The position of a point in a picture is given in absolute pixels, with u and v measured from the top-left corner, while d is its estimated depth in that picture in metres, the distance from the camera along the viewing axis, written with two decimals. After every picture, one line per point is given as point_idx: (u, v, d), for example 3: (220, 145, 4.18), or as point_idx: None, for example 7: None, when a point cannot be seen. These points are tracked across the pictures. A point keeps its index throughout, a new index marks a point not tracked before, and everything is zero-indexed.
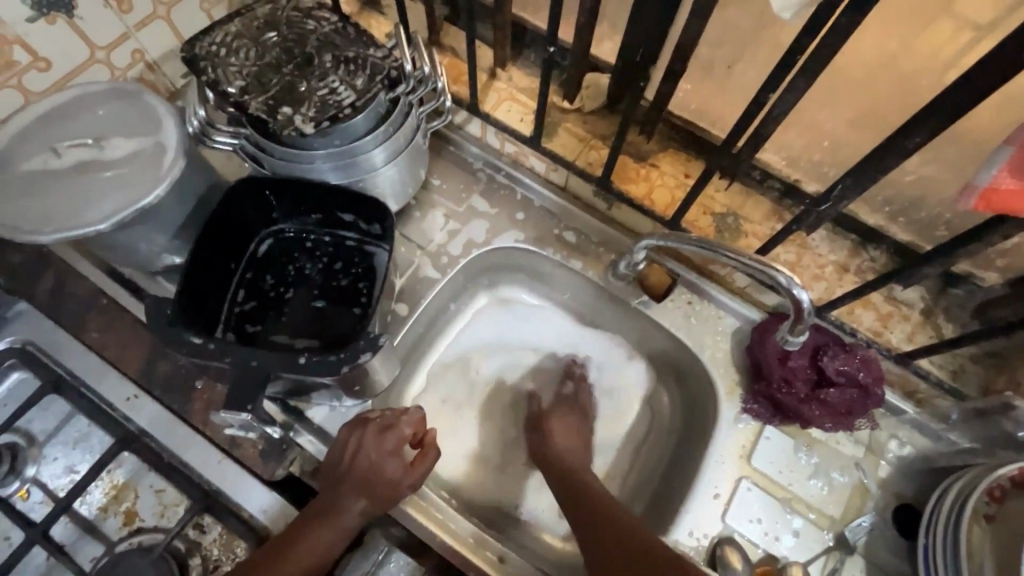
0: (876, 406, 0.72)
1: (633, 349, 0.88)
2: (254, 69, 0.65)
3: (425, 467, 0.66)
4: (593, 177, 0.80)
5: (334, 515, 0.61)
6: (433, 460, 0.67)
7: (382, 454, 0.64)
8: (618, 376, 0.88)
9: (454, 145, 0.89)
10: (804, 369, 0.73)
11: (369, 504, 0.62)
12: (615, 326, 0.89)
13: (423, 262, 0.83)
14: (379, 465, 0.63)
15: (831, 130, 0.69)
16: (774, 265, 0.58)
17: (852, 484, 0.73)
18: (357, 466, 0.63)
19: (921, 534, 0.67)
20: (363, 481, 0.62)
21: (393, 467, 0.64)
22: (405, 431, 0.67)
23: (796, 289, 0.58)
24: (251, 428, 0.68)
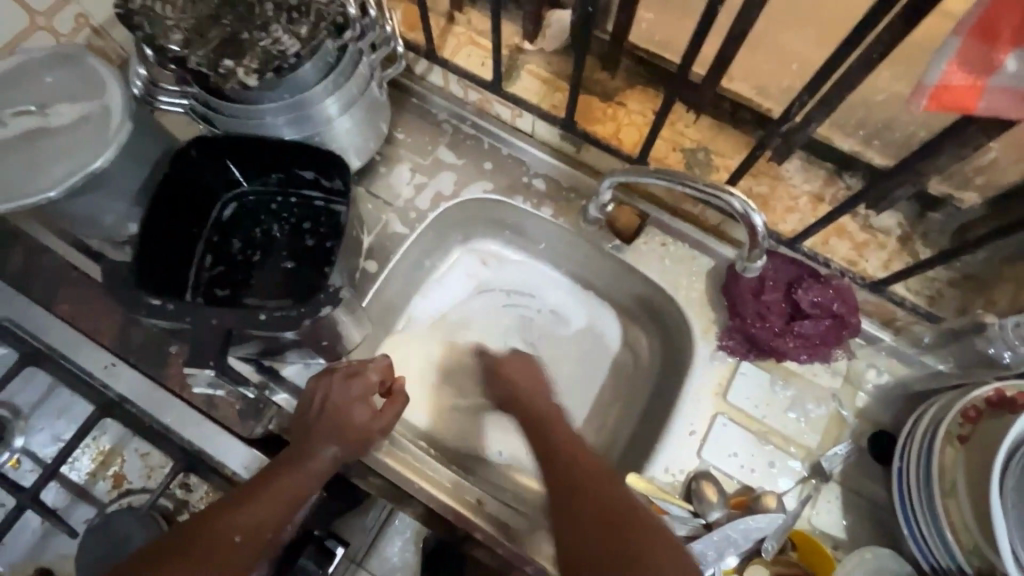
0: (852, 336, 0.72)
1: (611, 296, 0.88)
2: (193, 22, 0.63)
3: (393, 413, 0.68)
4: (558, 119, 0.78)
5: (304, 461, 0.61)
6: (402, 405, 0.69)
7: (352, 400, 0.66)
8: (595, 324, 0.88)
9: (417, 97, 0.86)
10: (778, 302, 0.72)
11: (340, 449, 0.63)
12: (592, 274, 0.88)
13: (391, 218, 0.81)
14: (348, 411, 0.65)
15: (801, 51, 0.66)
16: (729, 190, 0.57)
17: (828, 414, 0.73)
18: (327, 414, 0.65)
19: (896, 459, 0.68)
20: (332, 427, 0.64)
21: (363, 412, 0.66)
22: (371, 377, 0.68)
23: (751, 213, 0.57)
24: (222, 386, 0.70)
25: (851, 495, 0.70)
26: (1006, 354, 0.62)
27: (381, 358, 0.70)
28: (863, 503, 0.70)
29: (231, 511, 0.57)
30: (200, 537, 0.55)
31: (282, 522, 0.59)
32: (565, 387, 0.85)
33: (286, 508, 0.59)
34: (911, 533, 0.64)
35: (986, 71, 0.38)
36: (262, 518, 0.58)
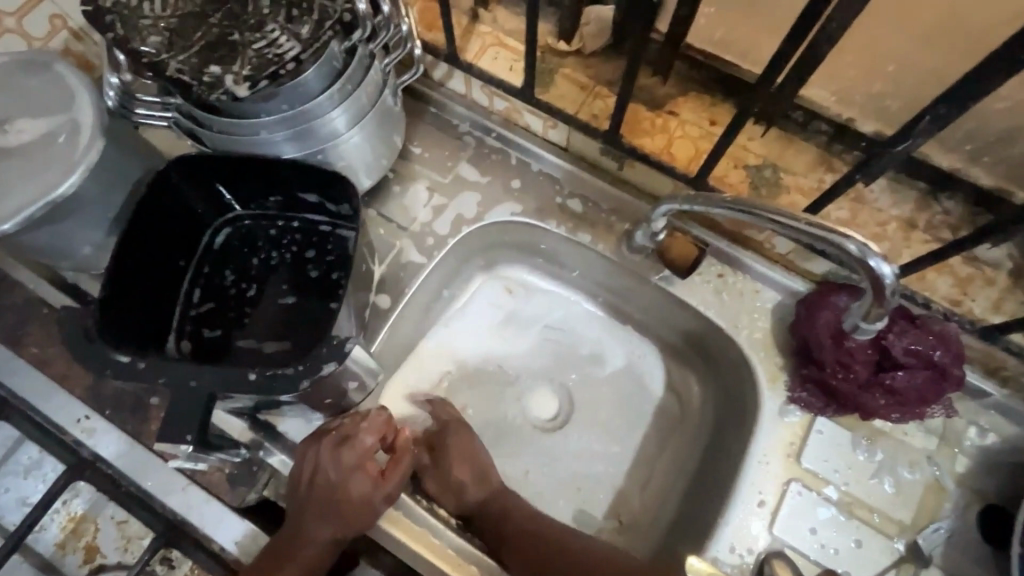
0: (954, 390, 0.60)
1: (655, 332, 0.77)
2: (174, 21, 0.53)
3: (395, 484, 0.57)
4: (599, 131, 0.67)
5: (298, 550, 0.54)
6: (405, 471, 0.58)
7: (344, 474, 0.55)
8: (636, 365, 0.77)
9: (436, 106, 0.76)
10: (865, 350, 0.60)
11: (336, 533, 0.55)
12: (633, 307, 0.77)
13: (405, 245, 0.71)
14: (341, 489, 0.55)
15: (900, 52, 0.54)
16: (840, 229, 0.45)
17: (924, 482, 0.61)
18: (318, 492, 0.55)
19: (1013, 541, 0.56)
20: (325, 508, 0.54)
21: (359, 487, 0.55)
22: (365, 440, 0.57)
23: (872, 260, 0.44)
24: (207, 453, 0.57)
25: None
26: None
27: (385, 416, 0.59)
28: None
29: None
30: None
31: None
32: (600, 438, 0.74)
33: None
34: None
35: None
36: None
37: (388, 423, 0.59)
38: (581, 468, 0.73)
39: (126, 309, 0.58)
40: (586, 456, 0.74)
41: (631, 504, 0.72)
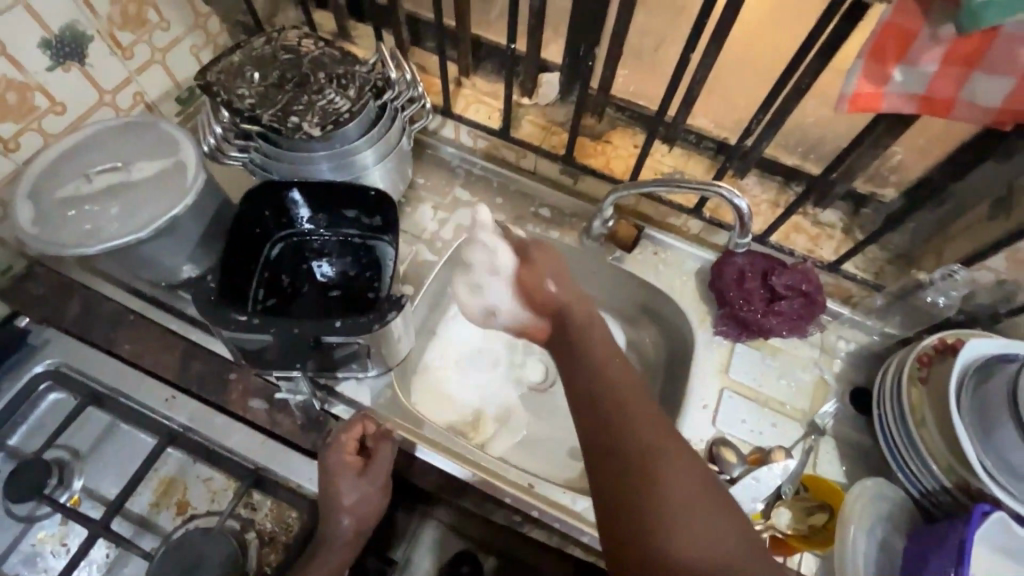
0: (822, 312, 0.86)
1: (614, 306, 1.01)
2: (261, 89, 0.76)
3: (383, 470, 0.71)
4: (558, 156, 0.94)
5: (325, 542, 0.67)
6: (389, 458, 0.72)
7: (343, 472, 0.68)
8: (603, 332, 1.00)
9: (432, 148, 1.00)
10: (758, 289, 0.86)
11: (357, 520, 0.68)
12: (596, 289, 1.01)
13: (420, 249, 0.92)
14: (351, 485, 0.68)
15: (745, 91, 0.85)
16: (715, 183, 0.73)
17: (813, 380, 0.86)
18: (325, 491, 0.68)
19: (875, 408, 0.80)
20: (335, 502, 0.67)
21: (358, 479, 0.69)
22: (348, 445, 0.70)
23: (735, 199, 0.73)
24: (296, 393, 0.76)
25: (845, 446, 0.81)
26: (941, 298, 0.79)
27: (353, 420, 0.72)
28: (855, 451, 0.81)
29: None
30: None
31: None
32: None
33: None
34: (900, 468, 0.75)
35: (884, 83, 0.53)
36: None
37: (366, 422, 0.73)
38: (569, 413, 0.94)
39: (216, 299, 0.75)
40: None
41: None
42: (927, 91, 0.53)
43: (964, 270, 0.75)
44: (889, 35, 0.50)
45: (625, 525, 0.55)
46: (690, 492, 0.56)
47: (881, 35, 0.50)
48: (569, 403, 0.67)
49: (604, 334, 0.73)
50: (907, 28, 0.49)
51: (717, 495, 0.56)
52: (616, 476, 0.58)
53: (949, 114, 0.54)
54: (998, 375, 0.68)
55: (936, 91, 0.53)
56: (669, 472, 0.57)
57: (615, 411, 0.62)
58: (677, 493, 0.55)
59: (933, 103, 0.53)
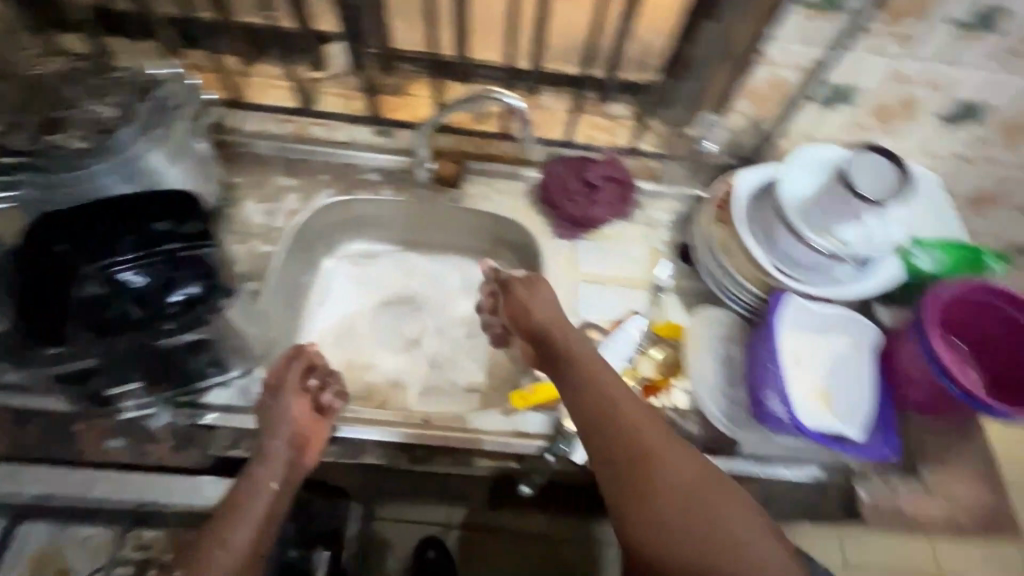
0: (635, 192, 0.98)
1: (469, 248, 1.07)
2: (5, 117, 0.71)
3: (295, 414, 0.71)
4: (366, 118, 0.97)
5: (260, 463, 0.68)
6: (296, 390, 0.74)
7: (277, 405, 0.72)
8: (466, 275, 1.06)
9: (240, 146, 0.97)
10: (580, 187, 0.95)
11: (284, 454, 0.69)
12: (447, 239, 1.06)
13: (254, 244, 0.90)
14: (280, 413, 0.71)
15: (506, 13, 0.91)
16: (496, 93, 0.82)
17: (648, 251, 0.97)
18: (273, 410, 0.72)
19: (695, 253, 0.92)
20: (275, 424, 0.71)
21: (307, 405, 0.74)
22: (296, 378, 0.75)
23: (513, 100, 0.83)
24: (152, 414, 0.72)
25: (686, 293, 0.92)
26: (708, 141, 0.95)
27: (303, 347, 0.77)
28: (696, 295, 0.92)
29: (207, 543, 0.62)
30: (195, 545, 0.63)
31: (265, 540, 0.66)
32: (461, 329, 1.02)
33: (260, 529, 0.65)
34: (719, 290, 0.88)
35: None
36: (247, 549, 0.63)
37: (313, 355, 0.77)
38: (455, 355, 1.00)
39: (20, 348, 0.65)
40: (457, 346, 1.00)
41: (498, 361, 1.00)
42: None
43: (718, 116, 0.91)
44: None
45: (628, 532, 0.63)
46: (722, 547, 0.59)
47: None
48: (578, 414, 0.68)
49: (589, 350, 0.74)
50: None
51: (756, 537, 0.60)
52: (612, 494, 0.65)
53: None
54: (771, 189, 0.83)
55: None
56: (666, 487, 0.63)
57: (604, 421, 0.67)
58: (678, 498, 0.62)
59: None
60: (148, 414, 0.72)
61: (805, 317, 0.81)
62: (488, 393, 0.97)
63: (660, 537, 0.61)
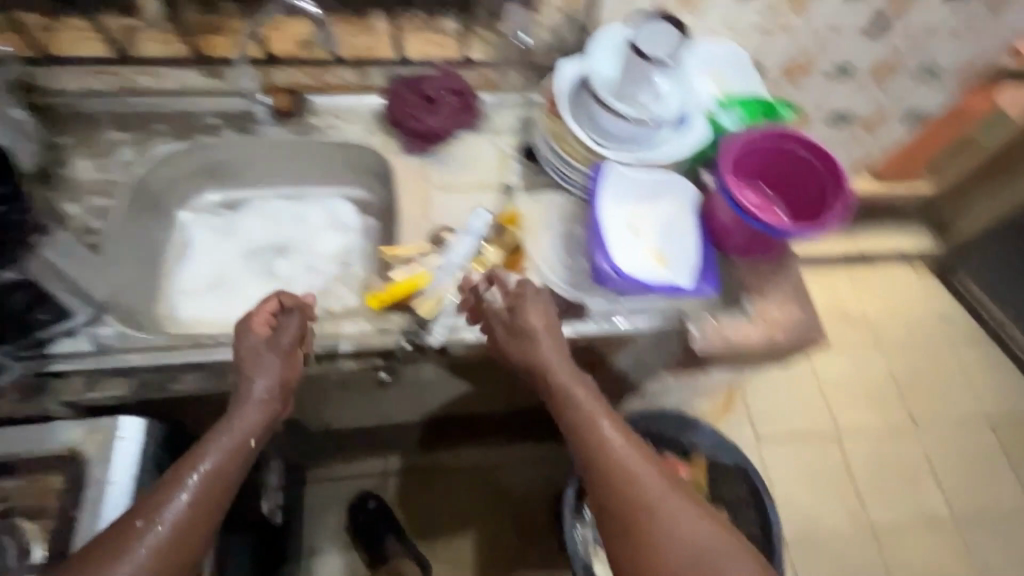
0: (477, 102, 1.01)
1: (329, 181, 1.07)
2: None
3: (292, 336, 0.75)
4: (189, 61, 0.94)
5: (217, 507, 0.63)
6: (298, 332, 0.76)
7: (262, 360, 0.72)
8: (334, 212, 1.07)
9: (63, 106, 0.94)
10: (418, 101, 0.97)
11: (265, 402, 0.70)
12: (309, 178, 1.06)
13: (90, 199, 0.88)
14: (267, 367, 0.71)
15: None
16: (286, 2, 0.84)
17: (497, 155, 1.01)
18: (237, 417, 0.68)
19: (538, 151, 0.97)
20: (234, 442, 0.66)
21: (243, 423, 0.68)
22: (283, 335, 0.74)
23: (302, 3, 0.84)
24: None
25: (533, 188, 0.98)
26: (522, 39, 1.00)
27: (244, 322, 0.74)
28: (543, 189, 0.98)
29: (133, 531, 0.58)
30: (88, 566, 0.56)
31: (238, 471, 0.66)
32: (335, 262, 1.04)
33: (202, 498, 0.61)
34: (562, 179, 0.93)
35: None
36: (201, 509, 0.61)
37: (271, 303, 0.76)
38: (330, 283, 1.02)
39: None
40: (332, 276, 1.02)
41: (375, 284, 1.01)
42: None
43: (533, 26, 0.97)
44: None
45: (518, 362, 0.75)
46: (703, 544, 0.62)
47: None
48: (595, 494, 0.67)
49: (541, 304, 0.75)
50: None
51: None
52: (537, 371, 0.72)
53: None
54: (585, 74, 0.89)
55: None
56: (584, 388, 0.71)
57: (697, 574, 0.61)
58: (621, 452, 0.66)
59: None
60: None
61: (623, 187, 0.87)
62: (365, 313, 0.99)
63: (589, 452, 0.67)
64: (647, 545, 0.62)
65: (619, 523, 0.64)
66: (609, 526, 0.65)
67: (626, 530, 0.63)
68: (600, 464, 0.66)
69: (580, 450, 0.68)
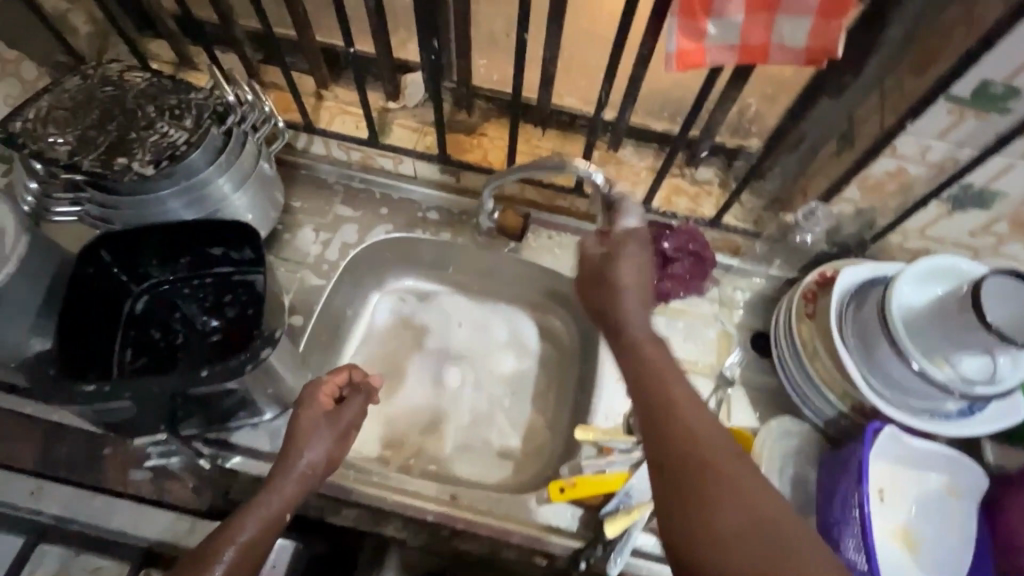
0: (713, 267, 0.89)
1: (521, 301, 1.00)
2: (77, 132, 0.68)
3: (350, 420, 0.72)
4: (432, 156, 0.91)
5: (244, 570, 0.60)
6: (361, 411, 0.73)
7: (317, 431, 0.68)
8: (517, 331, 0.99)
9: (306, 168, 0.96)
10: (651, 255, 0.87)
11: (307, 477, 0.66)
12: (505, 290, 1.00)
13: (304, 274, 0.87)
14: (321, 441, 0.68)
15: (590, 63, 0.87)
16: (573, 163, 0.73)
17: (719, 335, 0.88)
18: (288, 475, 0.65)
19: (773, 350, 0.83)
20: (277, 511, 0.63)
21: (295, 482, 0.65)
22: (326, 389, 0.71)
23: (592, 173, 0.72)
24: (171, 455, 0.69)
25: (754, 390, 0.83)
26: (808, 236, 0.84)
27: (312, 384, 0.71)
28: (765, 394, 0.83)
29: None
30: None
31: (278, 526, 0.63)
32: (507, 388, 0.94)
33: None
34: (799, 398, 0.79)
35: (699, 37, 0.54)
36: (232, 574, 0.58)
37: (318, 389, 0.71)
38: (495, 413, 0.92)
39: (68, 356, 0.67)
40: (498, 404, 0.93)
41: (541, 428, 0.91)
42: (741, 41, 0.54)
43: (824, 206, 0.80)
44: None
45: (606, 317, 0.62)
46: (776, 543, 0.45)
47: None
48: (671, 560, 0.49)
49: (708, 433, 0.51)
50: None
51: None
52: (615, 331, 0.61)
53: (766, 59, 0.55)
54: (873, 295, 0.74)
55: (750, 40, 0.53)
56: (656, 346, 0.58)
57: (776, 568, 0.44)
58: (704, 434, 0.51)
59: (750, 52, 0.54)
60: (167, 455, 0.69)
61: (894, 446, 0.72)
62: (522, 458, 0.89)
63: (662, 432, 0.52)
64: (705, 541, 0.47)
65: (682, 536, 0.48)
66: (669, 529, 0.49)
67: (692, 537, 0.47)
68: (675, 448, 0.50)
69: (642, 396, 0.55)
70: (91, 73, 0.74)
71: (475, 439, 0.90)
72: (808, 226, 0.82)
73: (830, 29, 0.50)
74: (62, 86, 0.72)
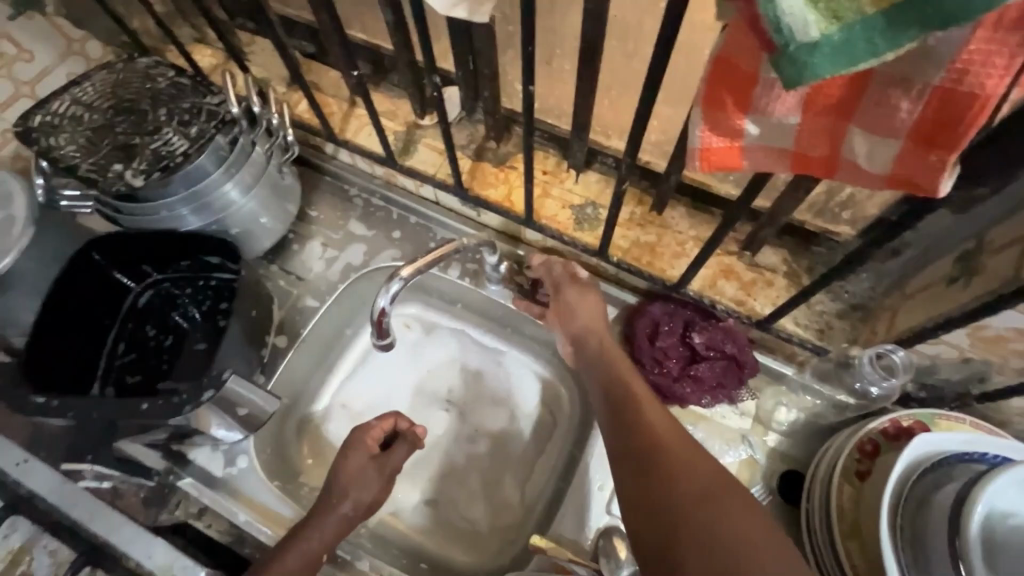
0: (753, 375, 0.73)
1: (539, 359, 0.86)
2: (87, 134, 0.69)
3: (396, 465, 0.73)
4: (450, 186, 0.82)
5: None
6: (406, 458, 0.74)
7: (364, 476, 0.70)
8: (522, 392, 0.86)
9: (331, 175, 0.92)
10: (675, 347, 0.74)
11: (348, 518, 0.67)
12: (520, 341, 0.87)
13: (303, 293, 0.85)
14: (366, 487, 0.69)
15: (629, 106, 0.69)
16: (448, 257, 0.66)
17: (739, 459, 0.73)
18: (329, 516, 0.66)
19: (804, 501, 0.66)
20: (314, 551, 0.64)
21: (337, 522, 0.66)
22: (375, 432, 0.73)
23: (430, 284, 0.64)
24: (107, 479, 0.72)
25: None
26: (873, 388, 0.63)
27: (361, 430, 0.73)
28: None
29: None
30: None
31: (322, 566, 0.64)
32: (492, 453, 0.84)
33: None
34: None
35: (737, 136, 0.38)
36: None
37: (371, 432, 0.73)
38: (469, 478, 0.83)
39: (51, 346, 0.70)
40: (473, 466, 0.84)
41: (512, 504, 0.81)
42: (797, 148, 0.37)
43: (903, 350, 0.61)
44: (720, 73, 0.35)
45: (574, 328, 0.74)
46: (707, 485, 0.50)
47: (712, 72, 0.35)
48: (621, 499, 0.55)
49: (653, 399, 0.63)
50: (743, 70, 0.34)
51: (772, 543, 0.44)
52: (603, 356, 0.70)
53: (831, 176, 0.38)
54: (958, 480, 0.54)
55: (811, 148, 0.37)
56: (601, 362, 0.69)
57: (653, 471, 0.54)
58: (659, 424, 0.59)
59: (810, 163, 0.38)
60: (104, 476, 0.72)
61: None
62: (482, 530, 0.80)
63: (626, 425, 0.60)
64: (657, 490, 0.52)
65: (641, 494, 0.53)
66: (624, 493, 0.55)
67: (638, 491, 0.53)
68: (628, 423, 0.61)
69: (614, 396, 0.64)
70: (120, 67, 0.74)
71: (447, 506, 0.82)
72: (875, 377, 0.62)
73: (924, 164, 0.33)
74: (90, 81, 0.72)
